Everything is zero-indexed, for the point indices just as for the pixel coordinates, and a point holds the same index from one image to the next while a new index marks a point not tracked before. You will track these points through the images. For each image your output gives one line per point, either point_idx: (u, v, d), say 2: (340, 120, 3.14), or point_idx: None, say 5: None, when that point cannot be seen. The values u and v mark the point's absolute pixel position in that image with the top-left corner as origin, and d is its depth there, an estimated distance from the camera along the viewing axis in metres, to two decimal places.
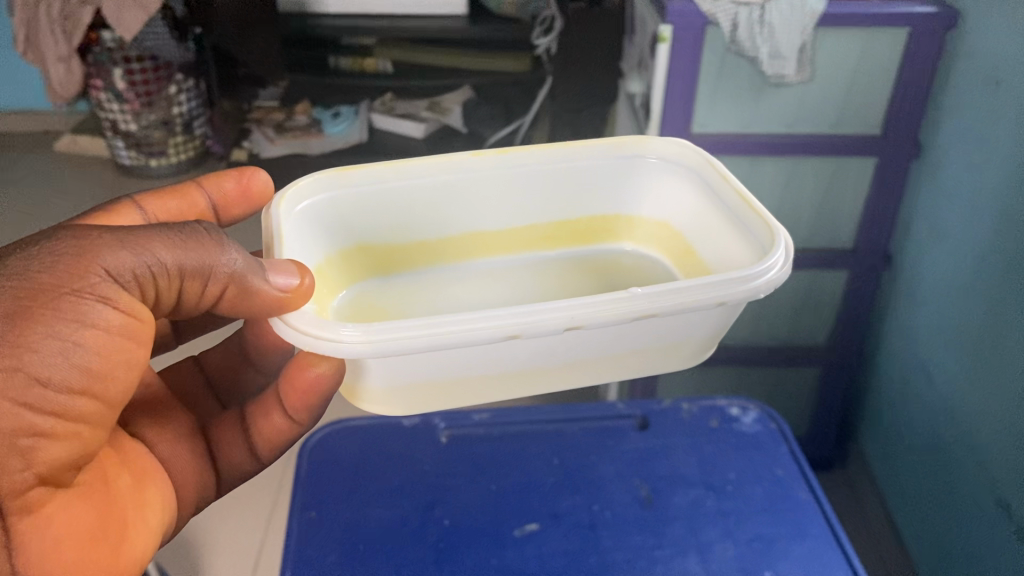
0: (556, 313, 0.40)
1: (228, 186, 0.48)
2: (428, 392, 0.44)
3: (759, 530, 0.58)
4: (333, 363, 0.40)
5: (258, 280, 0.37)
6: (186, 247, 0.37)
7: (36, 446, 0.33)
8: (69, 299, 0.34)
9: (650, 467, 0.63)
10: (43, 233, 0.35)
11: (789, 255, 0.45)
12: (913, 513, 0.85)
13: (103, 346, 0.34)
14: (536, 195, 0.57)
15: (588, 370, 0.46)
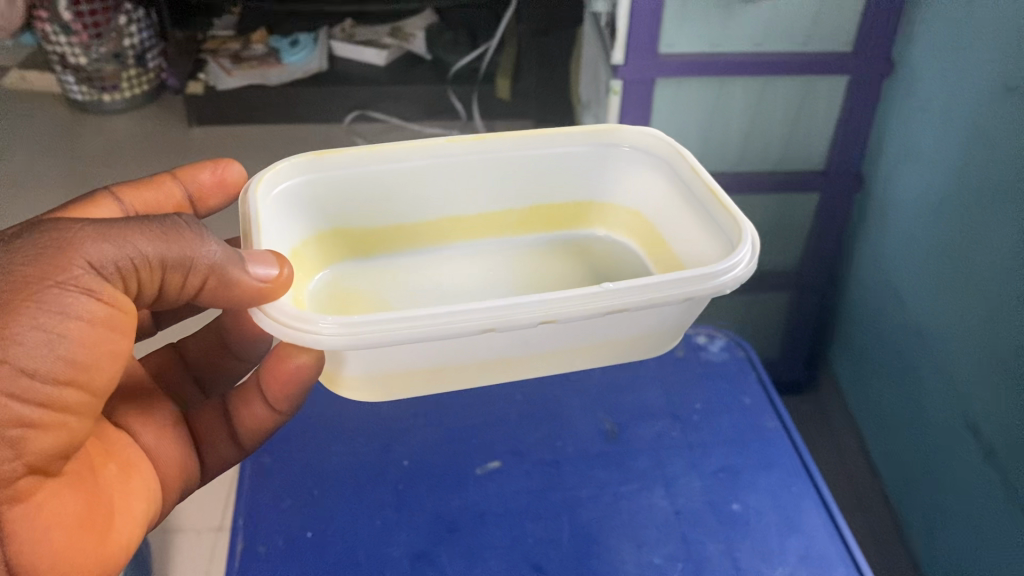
0: (531, 307, 0.42)
1: (200, 173, 0.52)
2: (407, 379, 0.46)
3: (726, 461, 0.62)
4: (315, 354, 0.42)
5: (236, 272, 0.38)
6: (165, 240, 0.37)
7: (26, 434, 0.33)
8: (54, 292, 0.34)
9: (615, 399, 0.68)
10: (27, 228, 0.36)
11: (753, 254, 0.47)
12: (881, 436, 0.88)
13: (86, 338, 0.35)
14: (507, 182, 0.60)
15: (564, 357, 0.48)
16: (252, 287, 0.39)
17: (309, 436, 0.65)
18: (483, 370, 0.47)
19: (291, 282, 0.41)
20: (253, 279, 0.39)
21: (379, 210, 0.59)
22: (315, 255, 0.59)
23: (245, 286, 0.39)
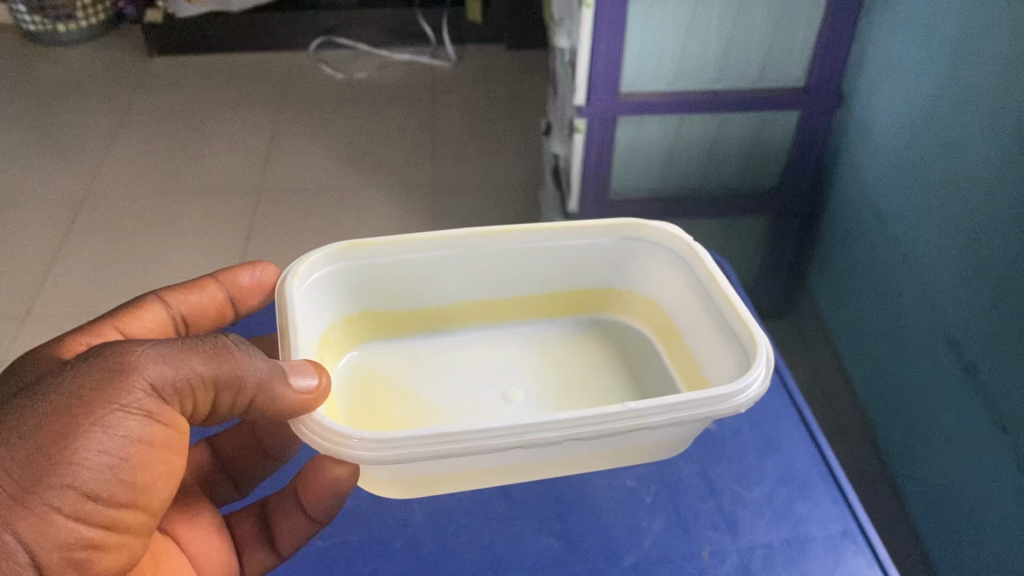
0: (562, 425, 0.58)
1: (261, 365, 0.54)
2: (425, 483, 0.71)
3: (711, 474, 0.78)
4: (350, 469, 0.58)
5: (282, 388, 0.54)
6: (219, 361, 0.52)
7: (89, 555, 0.48)
8: (117, 416, 0.47)
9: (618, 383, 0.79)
10: (86, 360, 0.49)
11: (766, 370, 0.63)
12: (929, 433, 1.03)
13: (144, 455, 0.49)
14: (536, 276, 0.80)
15: (600, 443, 0.68)
16: (292, 399, 0.55)
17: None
18: (559, 459, 0.71)
19: (327, 388, 0.57)
20: (290, 392, 0.54)
21: (400, 298, 0.79)
22: (344, 338, 0.80)
23: (288, 398, 0.55)
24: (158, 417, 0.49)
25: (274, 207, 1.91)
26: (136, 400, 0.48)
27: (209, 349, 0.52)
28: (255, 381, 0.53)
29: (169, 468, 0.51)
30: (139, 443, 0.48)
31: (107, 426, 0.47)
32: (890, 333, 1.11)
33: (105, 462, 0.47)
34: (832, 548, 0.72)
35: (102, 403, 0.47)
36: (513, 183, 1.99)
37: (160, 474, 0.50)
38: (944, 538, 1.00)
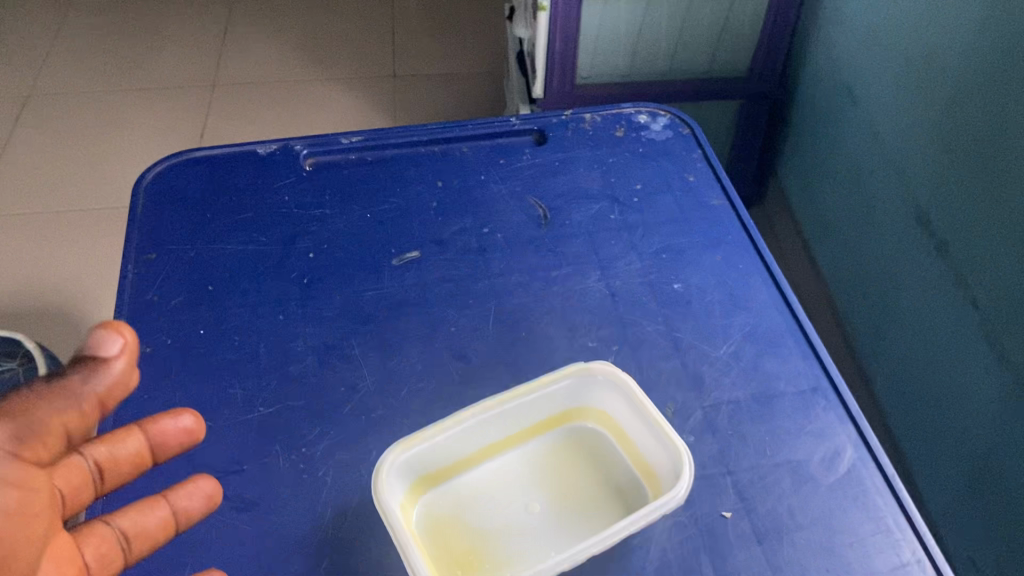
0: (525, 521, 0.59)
1: (82, 377, 0.45)
2: None
3: (687, 340, 0.70)
4: (318, 502, 0.60)
5: (116, 371, 0.46)
6: (57, 394, 0.44)
7: None
8: None
9: (591, 253, 0.77)
10: None
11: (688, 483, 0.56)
12: (907, 303, 1.03)
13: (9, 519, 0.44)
14: None
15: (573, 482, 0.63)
16: (125, 370, 0.46)
17: (291, 343, 0.69)
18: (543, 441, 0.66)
19: (128, 329, 0.47)
20: (116, 369, 0.46)
21: None
22: None
23: (124, 372, 0.46)
24: (7, 484, 0.44)
25: (233, 104, 1.88)
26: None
27: (27, 393, 0.44)
28: (83, 394, 0.45)
29: (25, 523, 0.45)
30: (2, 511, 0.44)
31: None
32: (858, 214, 1.14)
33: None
34: (802, 405, 0.66)
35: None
36: (473, 71, 1.97)
37: (22, 527, 0.45)
38: (903, 403, 1.05)
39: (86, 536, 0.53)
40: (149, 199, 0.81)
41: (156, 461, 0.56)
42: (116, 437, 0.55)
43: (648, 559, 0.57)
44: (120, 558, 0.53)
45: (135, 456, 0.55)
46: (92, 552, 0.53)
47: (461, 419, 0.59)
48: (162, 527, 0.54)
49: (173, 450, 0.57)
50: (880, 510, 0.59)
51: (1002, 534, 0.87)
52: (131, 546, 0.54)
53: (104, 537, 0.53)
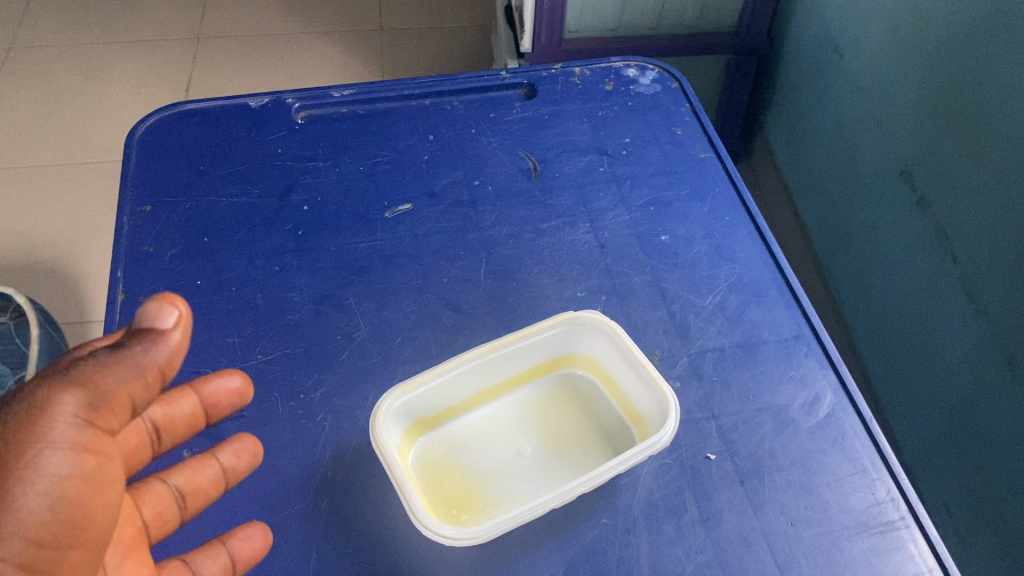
0: (519, 464, 0.61)
1: (141, 347, 0.38)
2: None
3: (674, 289, 0.72)
4: (317, 446, 0.62)
5: (167, 345, 0.39)
6: (115, 367, 0.38)
7: None
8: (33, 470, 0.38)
9: (582, 205, 0.79)
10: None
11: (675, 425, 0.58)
12: (888, 256, 1.05)
13: (75, 494, 0.39)
14: None
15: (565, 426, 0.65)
16: (171, 342, 0.39)
17: (287, 294, 0.71)
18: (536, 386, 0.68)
19: (177, 299, 0.39)
20: (165, 343, 0.39)
21: None
22: None
23: (171, 345, 0.39)
24: (80, 451, 0.39)
25: (218, 58, 1.87)
26: (55, 445, 0.38)
27: (91, 362, 0.39)
28: (144, 367, 0.39)
29: (104, 490, 0.41)
30: (70, 482, 0.39)
31: (23, 491, 0.38)
32: (841, 170, 1.16)
33: (43, 507, 0.38)
34: (784, 352, 0.68)
35: (18, 470, 0.38)
36: (459, 26, 1.96)
37: (100, 494, 0.41)
38: (882, 355, 1.08)
39: (141, 494, 0.53)
40: (141, 151, 0.82)
41: (208, 421, 0.56)
42: (170, 397, 0.54)
43: (635, 499, 0.59)
44: (176, 516, 0.55)
45: (187, 417, 0.55)
46: (150, 510, 0.54)
47: (455, 365, 0.61)
48: (214, 484, 0.55)
49: (225, 411, 0.56)
50: (859, 451, 0.62)
51: (975, 479, 0.90)
52: (187, 505, 0.55)
53: (161, 495, 0.54)
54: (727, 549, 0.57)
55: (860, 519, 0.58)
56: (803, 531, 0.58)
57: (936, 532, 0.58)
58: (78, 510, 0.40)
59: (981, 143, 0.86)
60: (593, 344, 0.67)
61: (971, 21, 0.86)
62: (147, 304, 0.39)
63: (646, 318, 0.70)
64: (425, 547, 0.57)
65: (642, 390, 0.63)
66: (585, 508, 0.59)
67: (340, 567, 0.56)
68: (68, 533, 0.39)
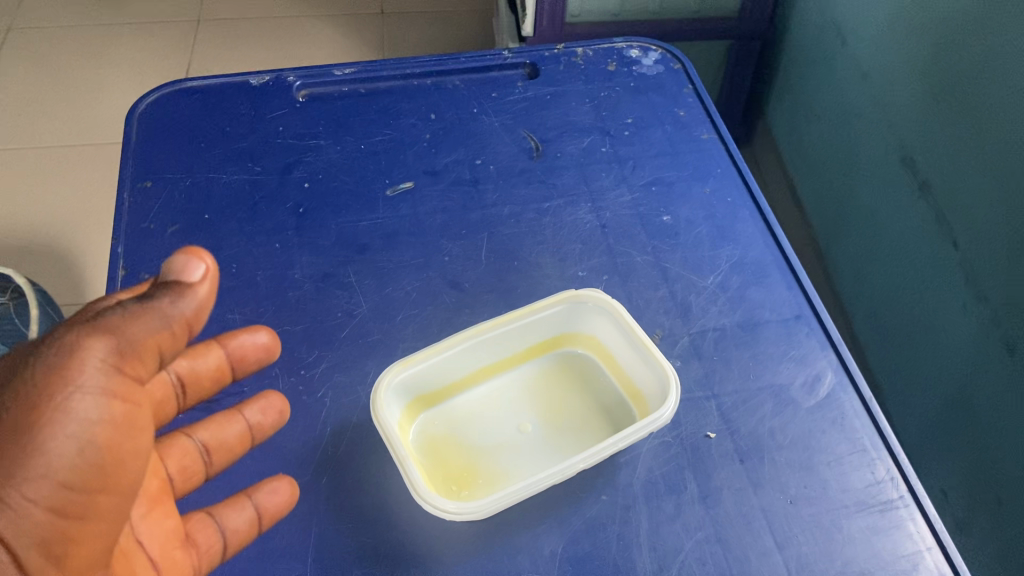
0: (520, 441, 0.61)
1: (169, 299, 0.39)
2: None
3: (675, 270, 0.72)
4: (319, 422, 0.62)
5: (196, 294, 0.40)
6: (144, 314, 0.39)
7: (62, 548, 0.39)
8: (60, 415, 0.37)
9: (584, 185, 0.79)
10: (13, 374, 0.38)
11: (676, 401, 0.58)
12: (888, 240, 1.05)
13: (104, 437, 0.39)
14: None
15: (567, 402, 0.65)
16: (200, 292, 0.40)
17: (288, 271, 0.71)
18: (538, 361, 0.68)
19: (205, 253, 0.41)
20: (194, 293, 0.40)
21: None
22: None
23: (198, 295, 0.40)
24: (111, 398, 0.39)
25: (217, 40, 1.86)
26: (85, 389, 0.38)
27: (121, 310, 0.39)
28: (172, 317, 0.40)
29: (132, 437, 0.41)
30: (100, 426, 0.39)
31: (53, 435, 0.37)
32: (842, 155, 1.16)
33: (73, 451, 0.38)
34: (785, 332, 0.68)
35: (48, 414, 0.37)
36: (461, 10, 1.95)
37: (128, 440, 0.41)
38: (881, 340, 1.08)
39: (168, 448, 0.54)
40: (142, 127, 0.81)
41: (235, 375, 0.56)
42: (198, 351, 0.54)
43: (635, 476, 0.59)
44: (201, 470, 0.55)
45: (214, 370, 0.55)
46: (175, 464, 0.54)
47: (457, 340, 0.62)
48: (240, 441, 0.56)
49: (252, 365, 0.56)
50: (859, 431, 0.62)
51: (972, 462, 0.90)
52: (212, 459, 0.56)
53: (186, 449, 0.55)
54: (726, 526, 0.57)
55: (859, 498, 0.59)
56: (802, 509, 0.58)
57: (935, 511, 0.58)
58: (107, 454, 0.40)
59: (982, 127, 0.86)
60: (595, 321, 0.67)
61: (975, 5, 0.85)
62: (176, 255, 0.40)
63: (646, 297, 0.70)
64: (425, 522, 0.57)
65: (644, 366, 0.63)
66: (585, 485, 0.59)
67: (341, 542, 0.56)
68: (97, 475, 0.40)
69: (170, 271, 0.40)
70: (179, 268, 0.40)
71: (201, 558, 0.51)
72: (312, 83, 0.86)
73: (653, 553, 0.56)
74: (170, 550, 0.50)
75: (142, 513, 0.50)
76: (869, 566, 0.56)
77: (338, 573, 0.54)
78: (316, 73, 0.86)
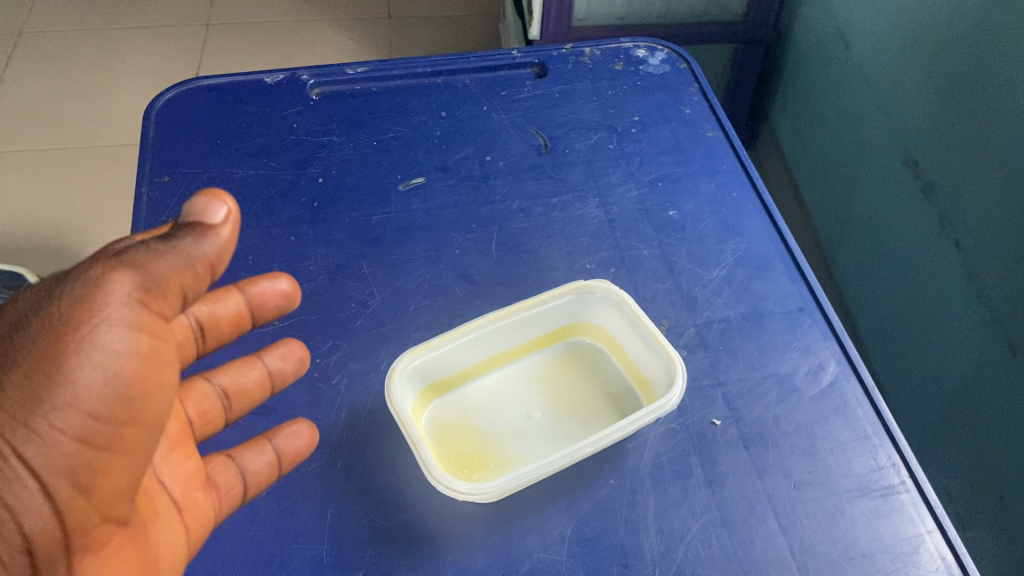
0: (529, 427, 0.63)
1: (191, 239, 0.41)
2: None
3: (681, 262, 0.74)
4: (333, 408, 0.63)
5: (218, 238, 0.41)
6: (163, 253, 0.41)
7: (85, 480, 0.41)
8: (83, 345, 0.39)
9: (591, 180, 0.81)
10: (41, 305, 0.40)
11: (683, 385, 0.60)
12: (891, 237, 1.07)
13: (132, 369, 0.41)
14: None
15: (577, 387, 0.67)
16: (220, 234, 0.42)
17: (303, 263, 0.72)
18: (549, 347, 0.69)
19: (225, 195, 0.42)
20: (214, 235, 0.41)
21: None
22: None
23: (218, 238, 0.42)
24: (136, 331, 0.41)
25: (226, 44, 1.88)
26: (110, 321, 0.40)
27: (144, 248, 0.41)
28: (194, 257, 0.41)
29: (160, 369, 0.43)
30: (126, 358, 0.41)
31: (79, 364, 0.39)
32: (846, 156, 1.18)
33: (99, 382, 0.40)
34: (790, 324, 0.69)
35: (74, 343, 0.39)
36: (466, 15, 1.97)
37: (155, 373, 0.42)
38: (885, 338, 1.10)
39: (188, 392, 0.57)
40: (159, 124, 0.83)
41: (254, 322, 0.58)
42: (217, 296, 0.56)
43: (642, 461, 0.61)
44: (221, 414, 0.59)
45: (233, 316, 0.57)
46: (194, 407, 0.57)
47: (471, 326, 0.63)
48: (260, 386, 0.59)
49: (271, 312, 0.58)
50: (861, 419, 0.63)
51: (974, 458, 0.92)
52: (232, 404, 0.59)
53: (206, 394, 0.58)
54: (732, 509, 0.58)
55: (862, 484, 0.60)
56: (806, 493, 0.59)
57: (936, 496, 0.59)
58: (135, 389, 0.41)
59: (984, 126, 0.87)
60: (602, 311, 0.68)
61: (976, 8, 0.87)
62: (196, 198, 0.42)
63: (653, 289, 0.72)
64: (438, 505, 0.58)
65: (651, 355, 0.64)
66: (593, 469, 0.60)
67: (356, 523, 0.57)
68: (124, 408, 0.41)
69: (191, 213, 0.42)
70: (198, 209, 0.41)
71: (222, 499, 0.54)
72: (325, 82, 0.88)
73: (660, 535, 0.57)
74: (191, 491, 0.53)
75: (163, 454, 0.53)
76: (871, 548, 0.57)
77: (354, 553, 0.56)
78: (328, 73, 0.88)
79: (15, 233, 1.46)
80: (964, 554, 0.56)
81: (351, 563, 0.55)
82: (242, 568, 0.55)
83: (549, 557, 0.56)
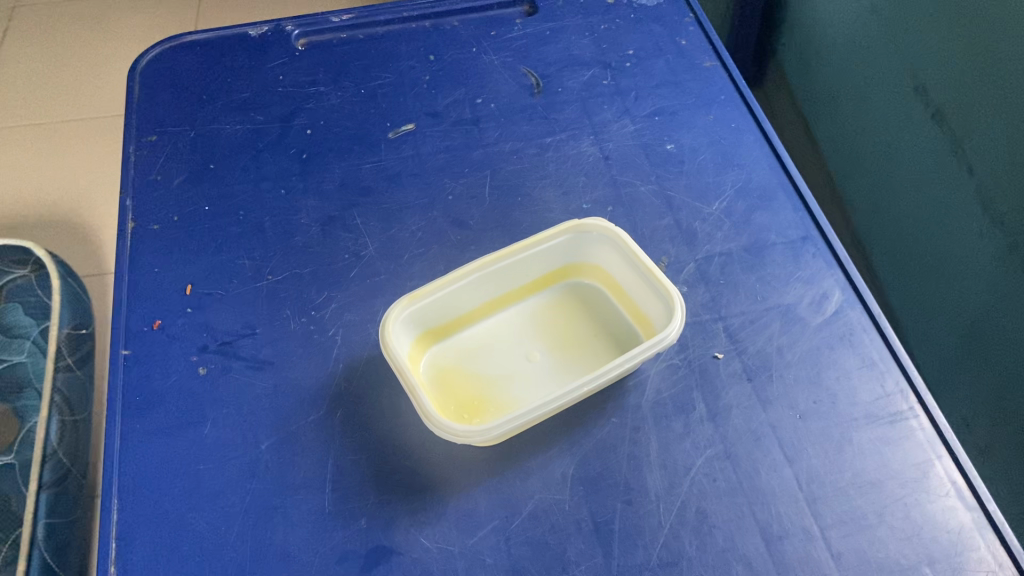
0: (529, 370, 0.63)
1: None
2: None
3: (679, 198, 0.72)
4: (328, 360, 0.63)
5: None
6: None
7: None
8: None
9: (586, 118, 0.79)
10: None
11: (681, 322, 0.58)
12: (902, 164, 1.04)
13: None
14: None
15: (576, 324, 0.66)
16: None
17: (294, 216, 0.71)
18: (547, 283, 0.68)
19: None
20: None
21: None
22: None
23: None
24: None
25: (222, 7, 1.85)
26: None
27: None
28: None
29: None
30: None
31: None
32: (852, 86, 1.15)
33: None
34: (793, 254, 0.68)
35: None
36: None
37: None
38: (898, 268, 1.08)
39: None
40: (144, 83, 0.82)
41: None
42: None
43: (643, 398, 0.60)
44: None
45: None
46: None
47: (464, 271, 0.62)
48: None
49: None
50: (868, 346, 0.62)
51: (994, 386, 0.90)
52: None
53: None
54: (736, 442, 0.58)
55: (869, 411, 0.59)
56: (812, 424, 0.58)
57: (945, 420, 0.58)
58: None
59: (991, 44, 0.84)
60: (598, 247, 0.66)
61: None
62: None
63: (651, 226, 0.70)
64: (439, 451, 0.58)
65: (649, 290, 0.63)
66: (594, 408, 0.59)
67: (357, 472, 0.57)
68: None
69: None
70: None
71: None
72: (311, 31, 0.86)
73: (663, 471, 0.56)
74: None
75: None
76: (880, 475, 0.56)
77: (356, 502, 0.56)
78: (314, 22, 0.86)
79: (20, 210, 1.45)
80: (975, 476, 0.55)
81: (353, 512, 0.55)
82: (244, 521, 0.55)
83: (552, 498, 0.56)
